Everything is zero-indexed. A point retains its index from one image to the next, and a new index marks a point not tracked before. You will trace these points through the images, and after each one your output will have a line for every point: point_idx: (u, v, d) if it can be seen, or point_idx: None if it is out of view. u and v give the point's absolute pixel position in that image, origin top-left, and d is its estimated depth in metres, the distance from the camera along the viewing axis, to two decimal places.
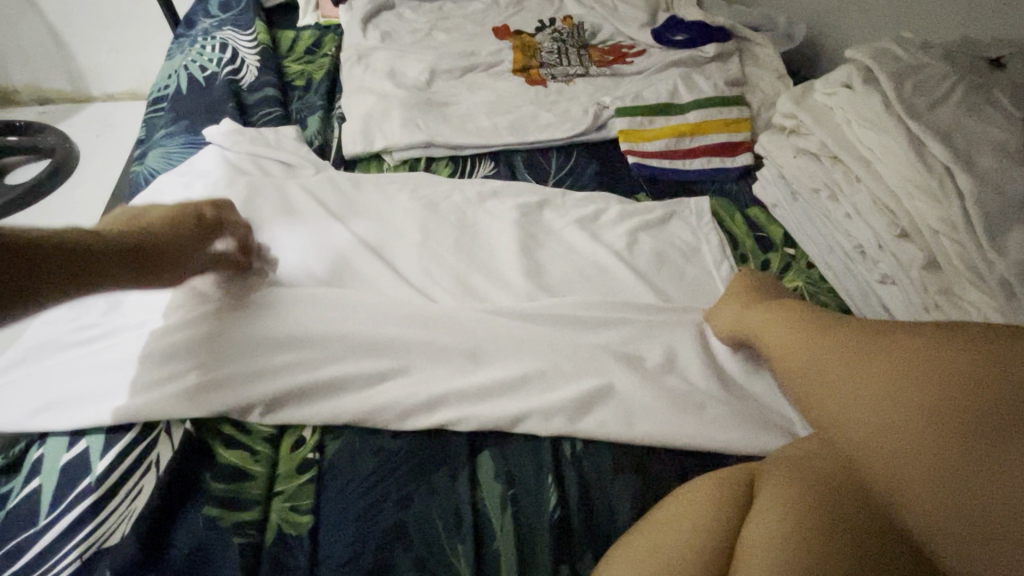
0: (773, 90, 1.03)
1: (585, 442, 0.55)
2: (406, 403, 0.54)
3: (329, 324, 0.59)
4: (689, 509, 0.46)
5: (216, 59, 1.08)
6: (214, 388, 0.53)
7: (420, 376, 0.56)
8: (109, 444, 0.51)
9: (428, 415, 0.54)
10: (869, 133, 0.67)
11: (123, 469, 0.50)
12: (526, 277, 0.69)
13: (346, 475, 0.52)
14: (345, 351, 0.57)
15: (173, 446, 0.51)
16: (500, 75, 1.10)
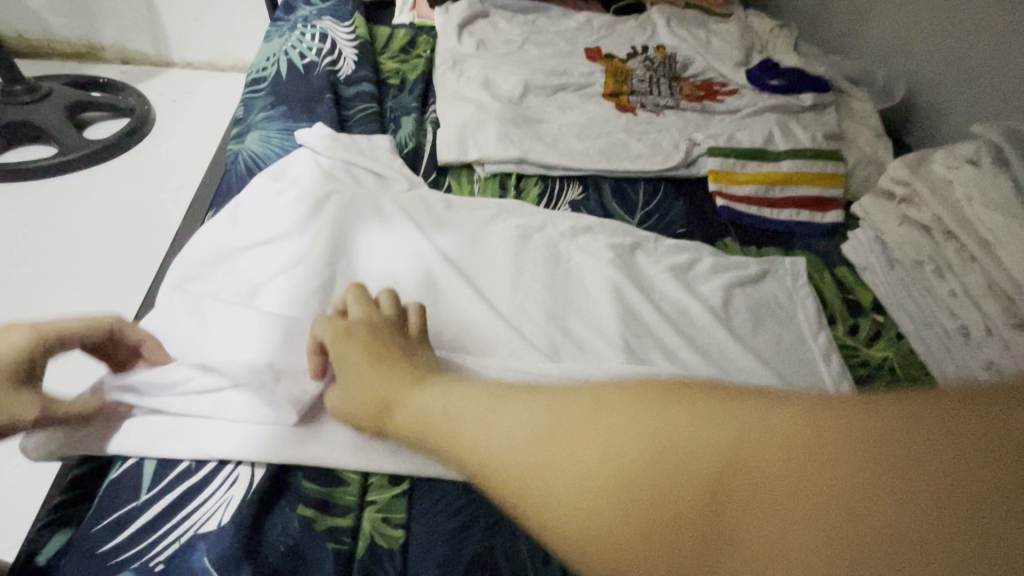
0: (870, 148, 1.02)
1: None
2: None
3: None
4: None
5: (316, 49, 1.10)
6: (313, 442, 0.52)
7: None
8: (190, 444, 0.51)
9: None
10: (991, 214, 0.65)
11: (210, 466, 0.51)
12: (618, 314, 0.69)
13: (437, 492, 0.52)
14: None
15: (254, 469, 0.51)
16: (590, 99, 1.10)
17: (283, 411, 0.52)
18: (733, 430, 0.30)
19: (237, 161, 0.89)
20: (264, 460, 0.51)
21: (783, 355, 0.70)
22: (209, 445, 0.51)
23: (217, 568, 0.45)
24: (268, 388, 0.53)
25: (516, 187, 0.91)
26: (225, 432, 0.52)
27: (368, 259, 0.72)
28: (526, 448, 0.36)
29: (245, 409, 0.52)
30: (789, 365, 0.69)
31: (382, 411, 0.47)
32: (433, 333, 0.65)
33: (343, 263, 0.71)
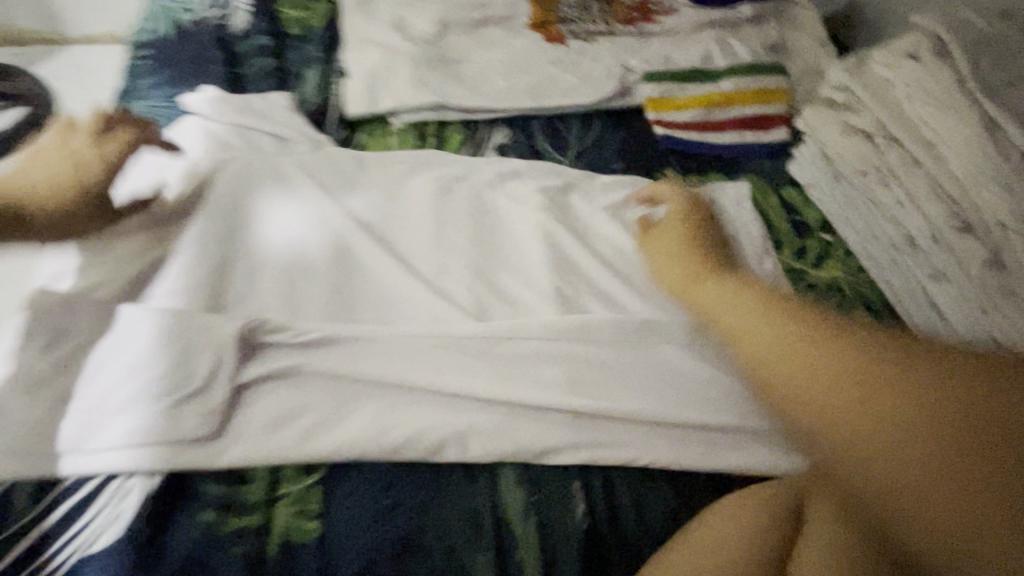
0: (813, 58, 0.96)
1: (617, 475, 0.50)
2: (391, 425, 0.48)
3: (310, 333, 0.53)
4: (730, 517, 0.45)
5: (203, 2, 0.97)
6: (219, 443, 0.47)
7: (433, 389, 0.51)
8: (71, 466, 0.45)
9: (445, 434, 0.48)
10: (934, 112, 0.61)
11: (93, 483, 0.45)
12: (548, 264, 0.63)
13: (356, 477, 0.47)
14: (338, 364, 0.51)
15: (144, 481, 0.46)
16: (515, 31, 1.00)
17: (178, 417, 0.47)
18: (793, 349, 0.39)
19: None
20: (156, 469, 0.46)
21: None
22: (90, 459, 0.45)
23: None
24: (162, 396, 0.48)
25: (435, 136, 0.84)
26: (104, 442, 0.46)
27: (271, 229, 0.64)
28: (807, 369, 0.37)
29: (133, 417, 0.47)
30: None
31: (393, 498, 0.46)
32: (348, 305, 0.59)
33: (238, 236, 0.63)
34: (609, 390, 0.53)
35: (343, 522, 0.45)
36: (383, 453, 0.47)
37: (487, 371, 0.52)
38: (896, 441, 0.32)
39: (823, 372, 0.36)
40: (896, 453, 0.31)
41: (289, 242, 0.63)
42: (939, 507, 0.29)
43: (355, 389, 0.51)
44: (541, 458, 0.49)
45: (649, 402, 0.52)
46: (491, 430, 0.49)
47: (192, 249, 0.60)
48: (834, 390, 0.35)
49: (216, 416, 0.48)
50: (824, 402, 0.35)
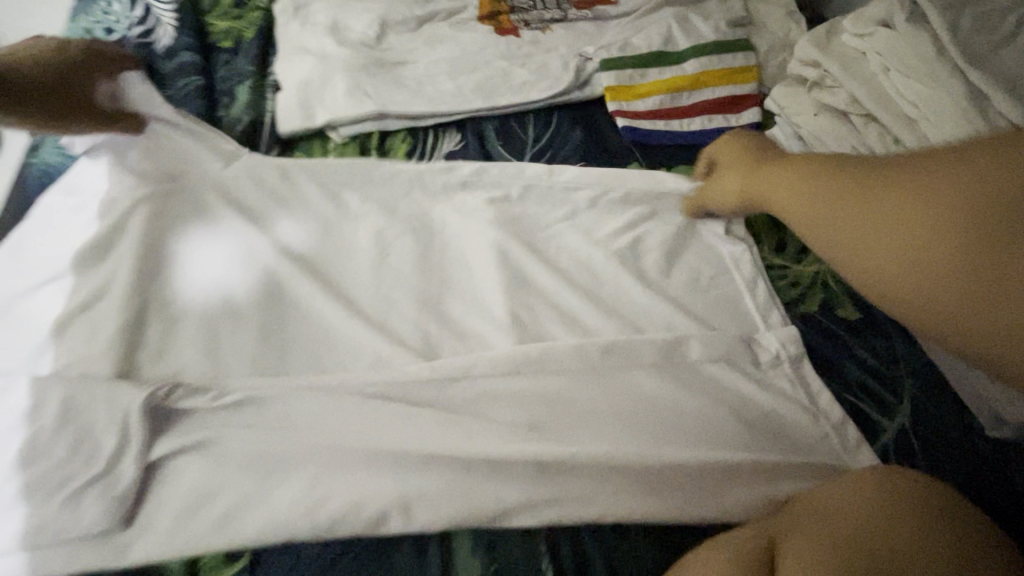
0: (784, 30, 0.89)
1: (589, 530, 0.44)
2: (324, 496, 0.42)
3: (229, 395, 0.46)
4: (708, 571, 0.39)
5: (128, 21, 0.89)
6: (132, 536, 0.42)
7: (372, 450, 0.44)
8: None
9: (392, 505, 0.42)
10: (914, 86, 0.54)
11: None
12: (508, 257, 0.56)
13: (285, 561, 0.42)
14: (265, 427, 0.45)
15: None
16: (463, 25, 0.92)
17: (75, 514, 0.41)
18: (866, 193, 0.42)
19: (32, 179, 0.72)
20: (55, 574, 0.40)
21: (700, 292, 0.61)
22: None
23: None
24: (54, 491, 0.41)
25: (378, 148, 0.77)
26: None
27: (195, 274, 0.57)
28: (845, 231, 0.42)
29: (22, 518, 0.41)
30: (711, 304, 0.60)
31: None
32: (280, 354, 0.53)
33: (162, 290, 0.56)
34: (575, 430, 0.47)
35: None
36: (314, 531, 0.41)
37: (436, 417, 0.46)
38: (922, 241, 0.38)
39: (903, 235, 0.39)
40: (919, 250, 0.38)
41: (216, 288, 0.57)
42: (893, 259, 0.39)
43: (283, 456, 0.44)
44: (497, 522, 0.43)
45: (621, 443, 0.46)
46: (438, 494, 0.43)
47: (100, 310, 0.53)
48: (923, 229, 0.38)
49: (124, 503, 0.42)
50: (920, 249, 0.38)
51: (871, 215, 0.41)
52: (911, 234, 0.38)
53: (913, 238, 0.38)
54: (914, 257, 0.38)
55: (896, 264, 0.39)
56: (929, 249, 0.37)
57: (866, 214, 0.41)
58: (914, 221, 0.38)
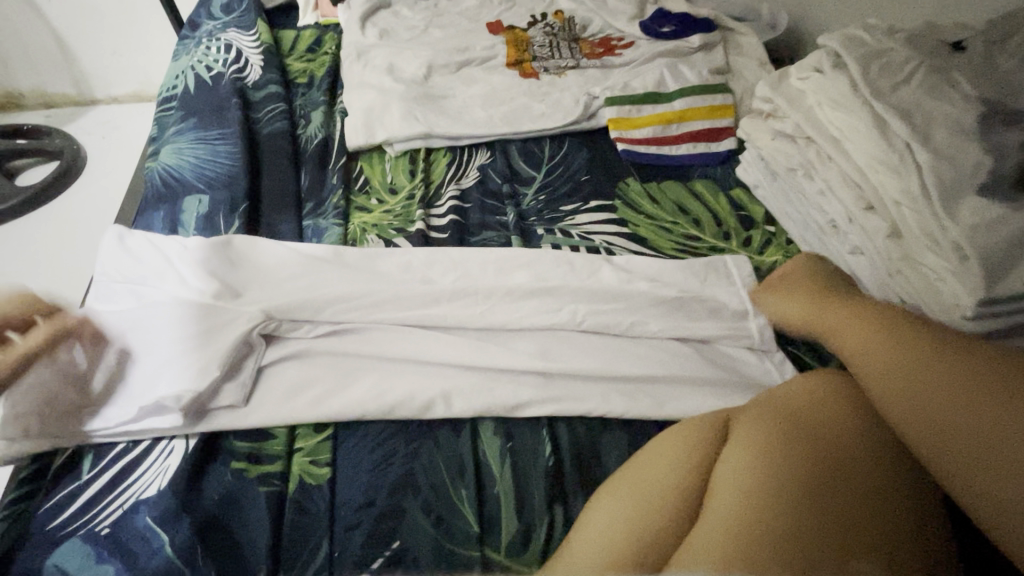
0: (757, 76, 1.08)
1: (583, 424, 0.59)
2: (389, 387, 0.58)
3: (321, 326, 0.63)
4: (674, 447, 0.51)
5: (222, 60, 1.09)
6: (252, 410, 0.57)
7: (421, 352, 0.61)
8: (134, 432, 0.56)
9: (443, 399, 0.58)
10: (837, 115, 0.72)
11: (145, 444, 0.56)
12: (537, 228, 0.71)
13: (358, 432, 0.57)
14: (352, 343, 0.62)
15: (189, 438, 0.56)
16: (494, 70, 1.13)
17: (214, 393, 0.57)
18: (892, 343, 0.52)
19: (154, 177, 0.90)
20: (199, 429, 0.56)
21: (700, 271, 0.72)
22: (144, 421, 0.55)
23: (160, 523, 0.50)
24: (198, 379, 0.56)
25: (424, 160, 0.96)
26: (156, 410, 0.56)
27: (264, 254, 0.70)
28: (885, 366, 0.51)
29: None
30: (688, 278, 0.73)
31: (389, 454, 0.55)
32: None
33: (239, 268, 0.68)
34: (574, 357, 0.62)
35: (348, 466, 0.55)
36: (380, 410, 0.57)
37: (469, 343, 0.62)
38: (932, 393, 0.47)
39: (917, 376, 0.48)
40: (928, 393, 0.47)
41: (293, 272, 0.68)
42: (919, 392, 0.48)
43: (361, 363, 0.61)
44: (512, 413, 0.58)
45: (613, 367, 0.61)
46: (470, 389, 0.59)
47: (202, 276, 0.65)
48: (924, 378, 0.48)
49: (247, 386, 0.58)
50: (929, 390, 0.47)
51: (891, 356, 0.51)
52: (914, 378, 0.48)
53: (931, 381, 0.47)
54: (922, 398, 0.47)
55: (916, 392, 0.47)
56: (931, 392, 0.47)
57: (890, 359, 0.51)
58: (928, 372, 0.48)
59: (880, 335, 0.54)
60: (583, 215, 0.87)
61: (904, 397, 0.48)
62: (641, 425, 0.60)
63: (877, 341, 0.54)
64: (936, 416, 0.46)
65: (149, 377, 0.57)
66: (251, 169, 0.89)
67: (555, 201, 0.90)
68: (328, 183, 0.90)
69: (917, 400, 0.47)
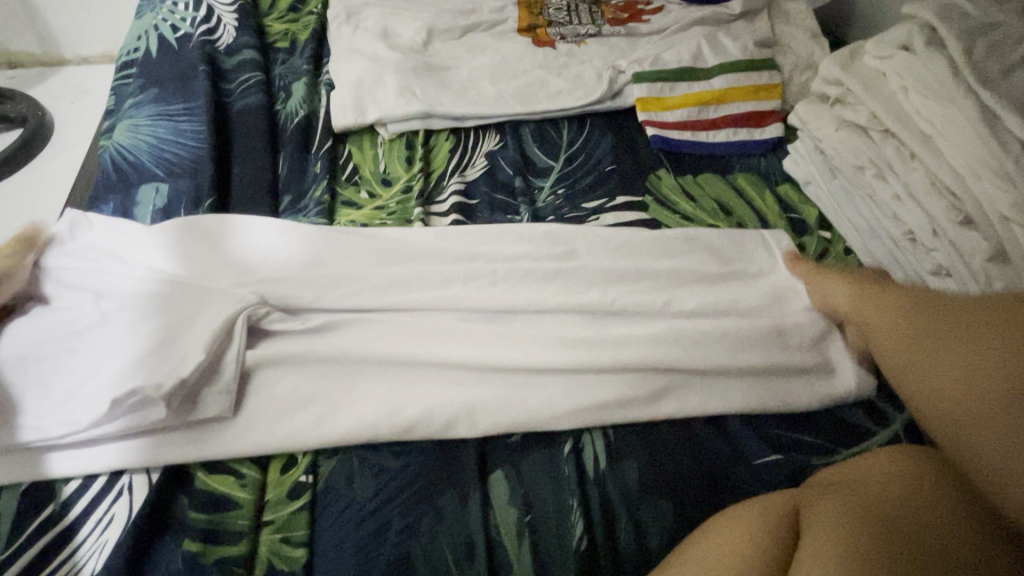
0: (807, 51, 0.94)
1: (611, 466, 0.50)
2: (400, 404, 0.50)
3: (315, 318, 0.55)
4: (744, 522, 0.44)
5: (190, 18, 0.93)
6: (221, 456, 0.48)
7: (420, 376, 0.52)
8: (79, 489, 0.46)
9: (453, 427, 0.50)
10: (930, 105, 0.59)
11: (78, 512, 0.45)
12: (565, 237, 0.63)
13: (343, 500, 0.47)
14: (348, 346, 0.53)
15: (133, 506, 0.45)
16: (504, 36, 0.98)
17: (176, 440, 0.47)
18: (941, 340, 0.46)
19: (107, 159, 0.76)
20: (152, 486, 0.46)
21: (762, 295, 0.61)
22: (91, 461, 0.47)
23: None
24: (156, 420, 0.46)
25: (423, 145, 0.82)
26: (107, 452, 0.47)
27: (242, 250, 0.59)
28: (941, 373, 0.45)
29: (139, 440, 0.47)
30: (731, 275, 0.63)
31: (380, 529, 0.45)
32: None
33: (218, 274, 0.57)
34: (605, 400, 0.52)
35: (333, 541, 0.45)
36: (394, 431, 0.49)
37: (479, 370, 0.52)
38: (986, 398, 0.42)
39: (971, 377, 0.43)
40: (986, 400, 0.42)
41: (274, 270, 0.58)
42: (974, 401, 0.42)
43: (360, 373, 0.52)
44: (544, 427, 0.50)
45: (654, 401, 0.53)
46: (496, 407, 0.51)
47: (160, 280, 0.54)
48: (978, 377, 0.43)
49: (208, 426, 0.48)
50: (982, 396, 0.42)
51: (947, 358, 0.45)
52: (964, 384, 0.43)
53: (990, 385, 0.42)
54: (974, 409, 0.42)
55: (971, 399, 0.42)
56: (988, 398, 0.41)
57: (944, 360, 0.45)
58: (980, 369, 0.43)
59: (934, 328, 0.47)
60: (609, 215, 0.75)
61: (959, 411, 0.43)
62: (680, 492, 0.49)
63: (927, 338, 0.47)
64: (984, 428, 0.41)
65: (88, 409, 0.46)
66: (219, 151, 0.77)
67: (576, 196, 0.77)
68: (310, 172, 0.77)
69: (968, 413, 0.42)
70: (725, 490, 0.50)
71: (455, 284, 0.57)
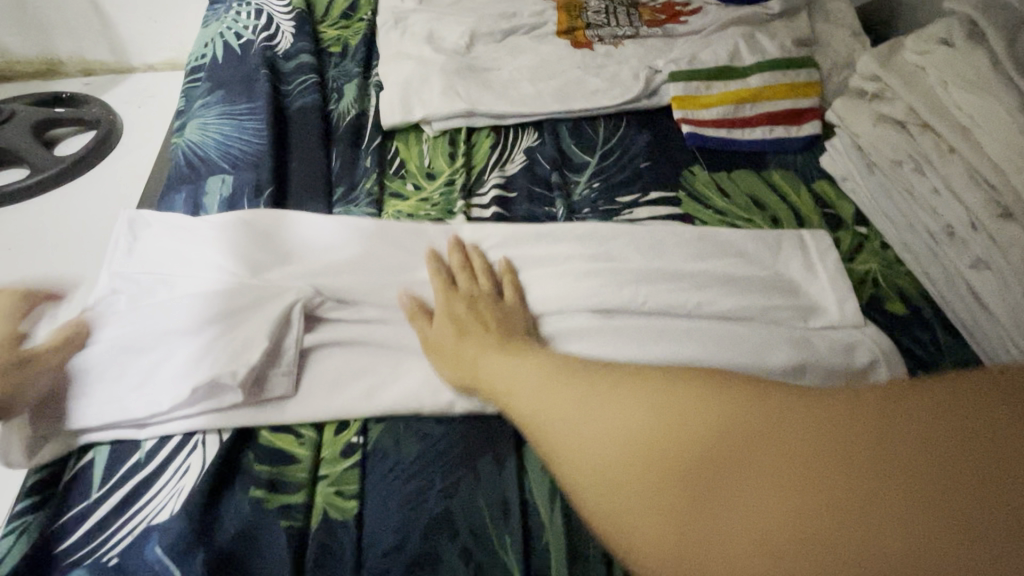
0: (846, 49, 0.94)
1: None
2: (444, 379, 0.54)
3: (365, 310, 0.59)
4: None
5: (253, 27, 1.01)
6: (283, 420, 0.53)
7: None
8: (160, 441, 0.52)
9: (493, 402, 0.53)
10: (970, 97, 0.59)
11: (161, 459, 0.51)
12: (600, 236, 0.66)
13: (388, 461, 0.51)
14: (399, 332, 0.57)
15: (205, 458, 0.51)
16: (544, 39, 1.02)
17: (245, 404, 0.53)
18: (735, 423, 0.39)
19: (178, 155, 0.84)
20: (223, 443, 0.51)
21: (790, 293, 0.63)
22: (171, 419, 0.52)
23: (171, 558, 0.45)
24: (228, 389, 0.52)
25: (465, 142, 0.87)
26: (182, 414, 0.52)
27: (301, 240, 0.64)
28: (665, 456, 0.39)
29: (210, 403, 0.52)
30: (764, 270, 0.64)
31: (423, 487, 0.49)
32: None
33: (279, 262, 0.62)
34: None
35: (380, 497, 0.49)
36: (436, 406, 0.53)
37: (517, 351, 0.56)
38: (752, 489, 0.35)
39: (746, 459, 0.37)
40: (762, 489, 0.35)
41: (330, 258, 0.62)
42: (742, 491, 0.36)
43: (409, 354, 0.57)
44: None
45: None
46: None
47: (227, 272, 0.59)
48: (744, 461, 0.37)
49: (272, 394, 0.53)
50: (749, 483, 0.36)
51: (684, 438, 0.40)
52: (735, 467, 0.37)
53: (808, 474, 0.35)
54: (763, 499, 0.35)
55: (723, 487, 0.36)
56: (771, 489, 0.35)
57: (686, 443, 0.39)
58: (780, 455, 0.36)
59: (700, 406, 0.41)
60: (643, 209, 0.77)
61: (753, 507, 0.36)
62: None
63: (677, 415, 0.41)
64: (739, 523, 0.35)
65: (172, 379, 0.52)
66: (278, 148, 0.83)
67: (611, 190, 0.80)
68: (361, 166, 0.83)
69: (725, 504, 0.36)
70: None
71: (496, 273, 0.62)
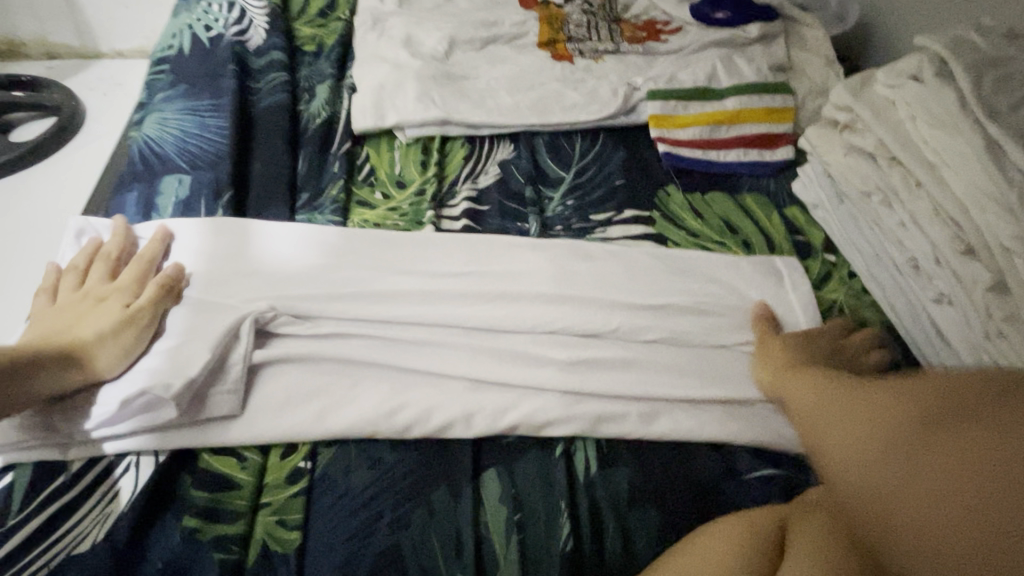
0: (821, 77, 0.95)
1: (602, 468, 0.51)
2: (401, 403, 0.51)
3: (319, 326, 0.56)
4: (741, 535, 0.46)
5: (222, 19, 0.96)
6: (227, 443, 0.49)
7: (418, 380, 0.54)
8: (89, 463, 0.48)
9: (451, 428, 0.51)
10: (938, 134, 0.60)
11: (89, 482, 0.47)
12: (571, 252, 0.64)
13: (338, 488, 0.48)
14: (358, 347, 0.54)
15: (136, 483, 0.47)
16: (524, 49, 1.00)
17: (185, 425, 0.49)
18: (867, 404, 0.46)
19: (134, 149, 0.79)
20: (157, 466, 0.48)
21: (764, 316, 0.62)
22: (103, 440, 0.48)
23: None
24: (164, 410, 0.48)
25: (439, 151, 0.85)
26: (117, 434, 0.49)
27: (259, 249, 0.61)
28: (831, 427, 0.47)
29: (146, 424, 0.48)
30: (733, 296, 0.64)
31: (372, 518, 0.47)
32: None
33: (235, 274, 0.59)
34: (602, 409, 0.53)
35: (326, 527, 0.46)
36: (392, 431, 0.50)
37: (478, 374, 0.54)
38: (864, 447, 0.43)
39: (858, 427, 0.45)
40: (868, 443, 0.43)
41: (289, 269, 0.59)
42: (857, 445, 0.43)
43: (367, 371, 0.54)
44: (536, 434, 0.52)
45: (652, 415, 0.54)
46: (493, 412, 0.52)
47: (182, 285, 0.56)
48: (859, 426, 0.45)
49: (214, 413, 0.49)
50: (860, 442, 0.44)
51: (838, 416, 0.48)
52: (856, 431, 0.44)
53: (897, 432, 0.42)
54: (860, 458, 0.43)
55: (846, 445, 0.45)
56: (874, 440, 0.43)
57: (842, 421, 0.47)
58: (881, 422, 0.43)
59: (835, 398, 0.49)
60: (616, 228, 0.76)
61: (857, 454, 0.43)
62: (664, 499, 0.50)
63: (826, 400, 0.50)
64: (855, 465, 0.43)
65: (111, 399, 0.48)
66: (242, 149, 0.79)
67: (585, 207, 0.79)
68: (329, 172, 0.80)
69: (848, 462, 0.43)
70: (708, 502, 0.51)
71: (463, 289, 0.60)
